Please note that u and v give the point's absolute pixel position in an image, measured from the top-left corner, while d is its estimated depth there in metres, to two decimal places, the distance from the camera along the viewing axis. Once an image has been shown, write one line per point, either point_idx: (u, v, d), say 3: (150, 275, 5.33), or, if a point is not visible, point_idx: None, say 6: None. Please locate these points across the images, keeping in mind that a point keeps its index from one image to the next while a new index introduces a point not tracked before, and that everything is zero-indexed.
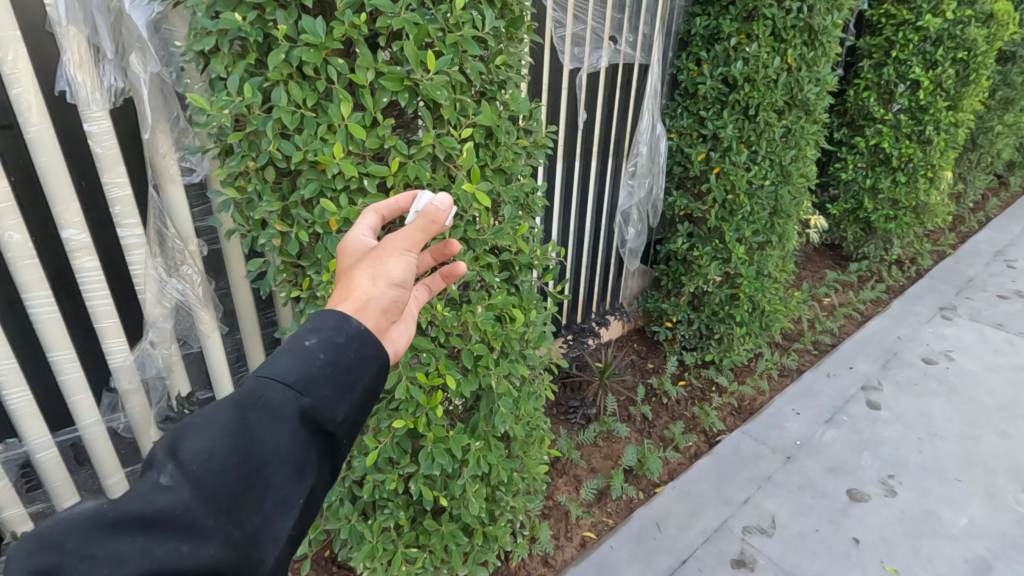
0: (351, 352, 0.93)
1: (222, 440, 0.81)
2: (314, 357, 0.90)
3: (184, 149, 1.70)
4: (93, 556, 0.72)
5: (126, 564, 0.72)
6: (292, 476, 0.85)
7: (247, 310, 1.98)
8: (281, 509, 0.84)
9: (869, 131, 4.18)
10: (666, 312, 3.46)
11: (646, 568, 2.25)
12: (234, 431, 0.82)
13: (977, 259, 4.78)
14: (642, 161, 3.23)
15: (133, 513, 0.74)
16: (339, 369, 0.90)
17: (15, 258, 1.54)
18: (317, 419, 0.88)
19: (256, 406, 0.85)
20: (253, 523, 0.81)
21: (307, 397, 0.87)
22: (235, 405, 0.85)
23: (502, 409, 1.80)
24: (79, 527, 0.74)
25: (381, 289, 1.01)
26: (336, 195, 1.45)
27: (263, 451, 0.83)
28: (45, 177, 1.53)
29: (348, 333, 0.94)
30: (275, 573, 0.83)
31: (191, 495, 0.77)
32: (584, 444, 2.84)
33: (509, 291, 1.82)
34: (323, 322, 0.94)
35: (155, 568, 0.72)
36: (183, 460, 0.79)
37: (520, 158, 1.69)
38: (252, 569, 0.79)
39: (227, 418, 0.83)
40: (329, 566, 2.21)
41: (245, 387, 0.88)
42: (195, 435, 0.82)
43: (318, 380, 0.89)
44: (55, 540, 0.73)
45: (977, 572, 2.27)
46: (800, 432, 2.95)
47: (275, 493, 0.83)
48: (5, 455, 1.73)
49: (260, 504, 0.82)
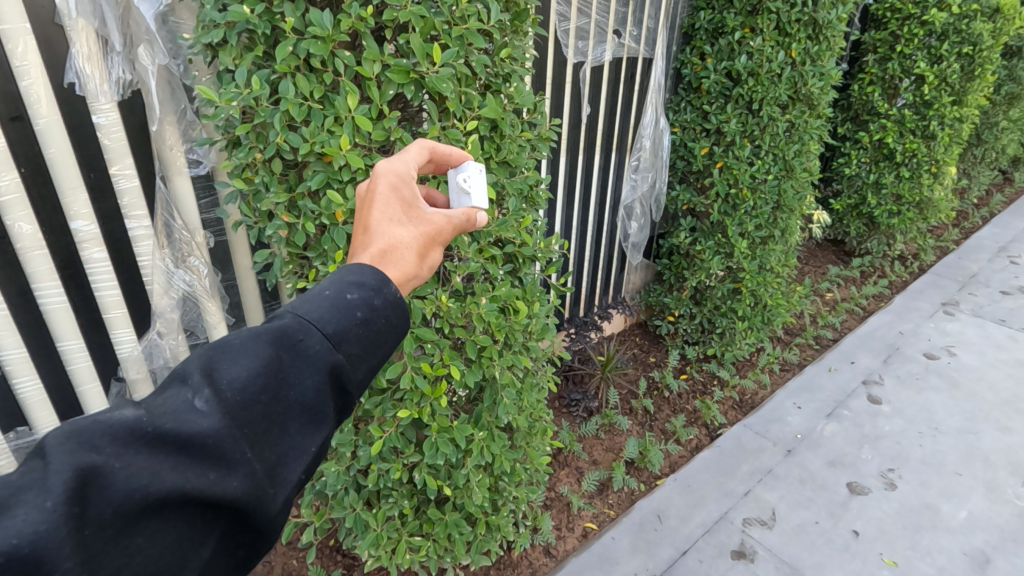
0: (384, 317, 0.93)
1: (257, 375, 0.81)
2: (353, 314, 0.89)
3: (191, 141, 1.73)
4: (131, 463, 0.70)
5: (159, 479, 0.71)
6: (312, 424, 0.85)
7: (253, 302, 2.03)
8: (298, 453, 0.84)
9: (873, 125, 4.17)
10: (668, 306, 3.48)
11: (647, 559, 2.27)
12: (269, 369, 0.82)
13: (980, 255, 4.77)
14: (645, 155, 3.24)
15: (169, 431, 0.73)
16: (371, 332, 0.91)
17: (25, 248, 1.56)
18: (343, 376, 0.88)
19: (292, 349, 0.84)
20: (272, 461, 0.81)
21: (339, 352, 0.87)
22: (273, 341, 0.84)
23: (505, 400, 1.82)
24: (117, 433, 0.72)
25: (421, 269, 1.10)
26: (342, 186, 1.47)
27: (291, 395, 0.83)
28: (55, 168, 1.55)
29: (385, 298, 0.94)
30: (281, 512, 0.83)
31: (223, 425, 0.77)
32: (586, 436, 2.87)
33: (513, 283, 1.84)
34: (368, 280, 0.95)
35: (183, 489, 0.72)
36: (217, 389, 0.79)
37: (525, 151, 1.70)
38: (265, 506, 0.80)
39: (263, 354, 0.82)
40: (334, 555, 2.24)
41: (284, 323, 0.86)
42: (231, 364, 0.81)
43: (353, 338, 0.88)
44: (94, 441, 0.70)
45: (976, 564, 2.29)
46: (801, 426, 2.97)
47: (296, 438, 0.83)
48: (14, 443, 1.75)
49: (280, 445, 0.82)
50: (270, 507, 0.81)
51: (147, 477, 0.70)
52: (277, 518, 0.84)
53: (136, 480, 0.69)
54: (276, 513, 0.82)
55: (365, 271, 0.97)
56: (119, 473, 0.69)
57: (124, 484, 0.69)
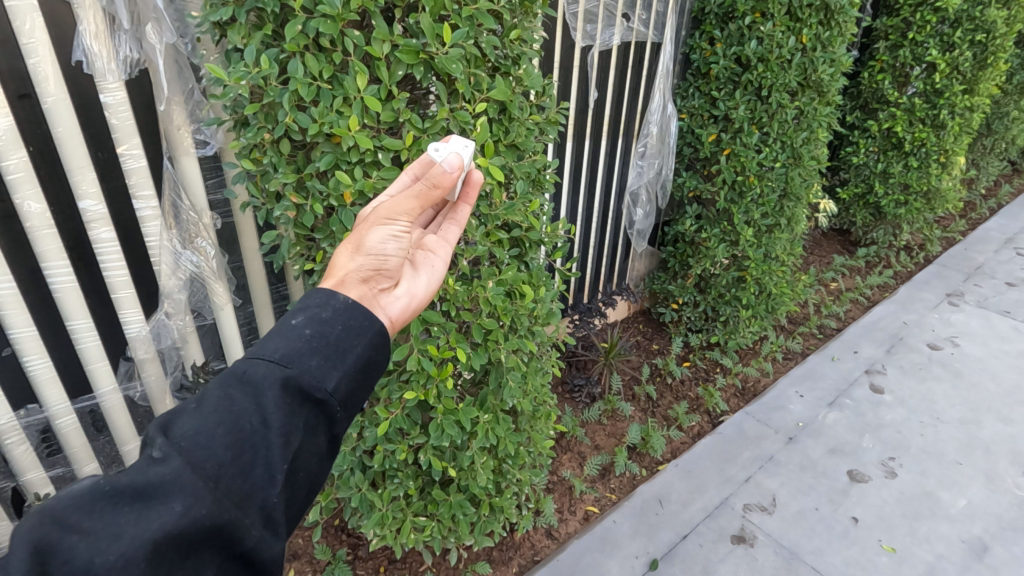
0: (338, 324, 1.00)
1: (209, 413, 0.88)
2: (300, 332, 0.97)
3: (198, 121, 1.71)
4: (90, 530, 0.76)
5: (121, 536, 0.76)
6: (279, 441, 0.88)
7: (260, 283, 2.02)
8: (270, 474, 0.87)
9: (882, 114, 4.12)
10: (672, 294, 3.51)
11: (647, 543, 2.30)
12: (220, 405, 0.89)
13: (987, 246, 4.76)
14: (652, 142, 3.22)
15: (125, 487, 0.80)
16: (325, 342, 0.97)
17: (34, 227, 1.57)
18: (304, 388, 0.93)
19: (241, 380, 0.92)
20: (243, 486, 0.85)
21: (292, 368, 0.93)
22: (222, 382, 0.92)
23: (511, 383, 1.84)
24: (77, 503, 0.78)
25: (367, 260, 1.13)
26: (350, 168, 1.46)
27: (249, 420, 0.88)
28: (63, 148, 1.55)
29: (333, 309, 1.02)
30: (265, 537, 0.86)
31: (180, 466, 0.83)
32: (589, 422, 2.90)
33: (520, 268, 1.85)
34: (312, 301, 1.03)
35: (147, 537, 0.77)
36: (172, 437, 0.86)
37: (533, 134, 1.70)
38: (243, 532, 0.83)
39: (215, 394, 0.90)
40: (339, 534, 2.27)
41: (234, 365, 0.95)
42: (184, 416, 0.89)
43: (303, 353, 0.95)
44: (58, 516, 0.77)
45: (973, 552, 2.31)
46: (802, 414, 2.99)
47: (265, 459, 0.87)
48: (25, 420, 1.78)
49: (249, 470, 0.86)
50: (248, 531, 0.84)
51: (107, 541, 0.75)
52: (264, 541, 0.86)
53: (96, 545, 0.75)
54: (259, 537, 0.85)
55: (312, 294, 1.04)
56: (78, 544, 0.75)
57: (84, 550, 0.74)
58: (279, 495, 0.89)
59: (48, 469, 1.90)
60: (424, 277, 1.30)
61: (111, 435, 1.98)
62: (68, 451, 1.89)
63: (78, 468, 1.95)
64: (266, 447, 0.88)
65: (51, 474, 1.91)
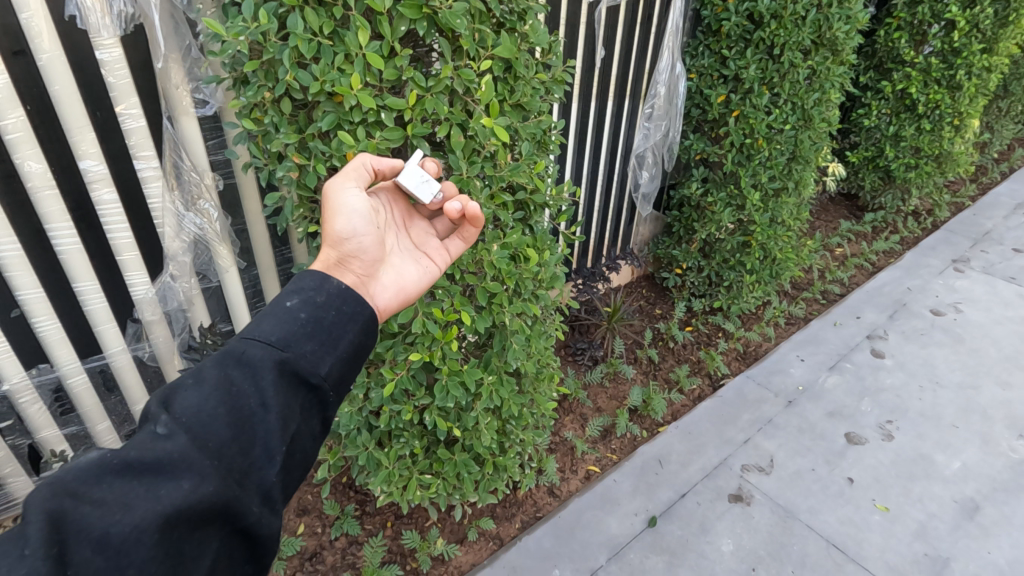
0: (331, 309, 1.05)
1: (210, 394, 0.90)
2: (296, 316, 1.01)
3: (197, 79, 1.67)
4: (101, 501, 0.77)
5: (132, 508, 0.77)
6: (278, 423, 0.92)
7: (263, 246, 2.01)
8: (268, 455, 0.91)
9: (896, 74, 4.00)
10: (676, 259, 3.48)
11: (647, 501, 2.36)
12: (221, 385, 0.91)
13: (996, 211, 4.70)
14: (659, 103, 3.12)
15: (134, 461, 0.81)
16: (320, 327, 1.01)
17: (35, 188, 1.56)
18: (300, 373, 0.97)
19: (240, 361, 0.94)
20: (244, 463, 0.88)
21: (289, 352, 0.96)
22: (219, 362, 0.94)
23: (514, 345, 1.85)
24: (86, 475, 0.79)
25: (343, 252, 1.22)
26: (353, 128, 1.44)
27: (250, 401, 0.91)
28: (61, 108, 1.52)
29: (327, 293, 1.07)
30: (263, 516, 0.89)
31: (185, 444, 0.84)
32: (591, 384, 2.94)
33: (524, 231, 1.83)
34: (305, 284, 1.07)
35: (158, 510, 0.78)
36: (174, 414, 0.87)
37: (539, 93, 1.65)
38: (246, 508, 0.86)
39: (214, 375, 0.92)
40: (347, 491, 2.34)
41: (229, 346, 0.97)
42: (184, 393, 0.90)
43: (300, 336, 0.99)
44: (67, 489, 0.77)
45: (965, 511, 2.37)
46: (803, 378, 3.02)
47: (264, 440, 0.90)
48: (37, 379, 1.81)
49: (249, 450, 0.89)
50: (251, 508, 0.87)
51: (119, 512, 0.76)
52: (264, 518, 0.89)
53: (109, 516, 0.76)
54: (260, 516, 0.88)
55: (305, 278, 1.09)
56: (90, 514, 0.76)
57: (97, 520, 0.75)
58: (276, 475, 0.92)
59: (62, 427, 1.95)
60: (414, 269, 1.39)
61: (122, 395, 2.01)
62: (80, 410, 1.92)
63: (91, 427, 1.99)
64: (266, 429, 0.90)
65: (65, 432, 1.96)
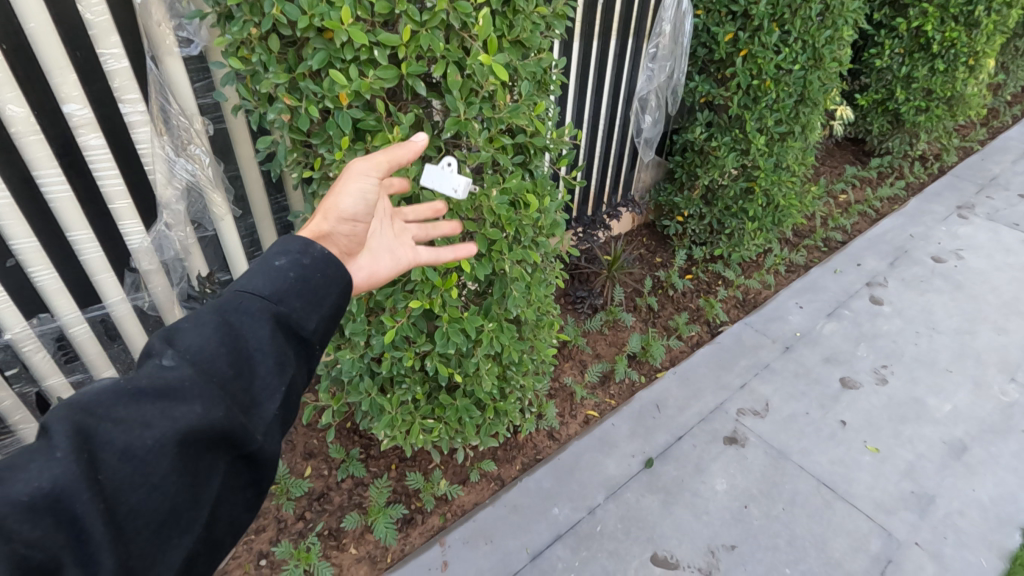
0: (318, 272, 1.02)
1: (211, 332, 0.90)
2: (284, 275, 0.99)
3: (179, 15, 1.59)
4: (120, 419, 0.79)
5: (150, 426, 0.79)
6: (276, 365, 0.93)
7: (258, 192, 1.98)
8: (269, 392, 0.92)
9: (912, 10, 3.82)
10: (677, 206, 3.44)
11: (644, 444, 2.42)
12: (220, 327, 0.91)
13: (1004, 156, 4.61)
14: (664, 42, 2.97)
15: (146, 386, 0.82)
16: (308, 286, 1.00)
17: (20, 133, 1.51)
18: (293, 325, 0.97)
19: (236, 309, 0.94)
20: (246, 399, 0.89)
21: (282, 306, 0.96)
22: (217, 309, 0.94)
23: (514, 292, 1.84)
24: (100, 396, 0.80)
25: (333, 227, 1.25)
26: (345, 67, 1.38)
27: (250, 344, 0.92)
28: (38, 47, 1.45)
29: (312, 255, 1.04)
30: (263, 450, 0.91)
31: (193, 373, 0.85)
32: (590, 331, 2.96)
33: (523, 176, 1.79)
34: (291, 247, 1.04)
35: (173, 431, 0.80)
36: (179, 349, 0.88)
37: (539, 29, 1.57)
38: (252, 438, 0.88)
39: (213, 318, 0.92)
40: (351, 435, 2.40)
41: (223, 297, 0.96)
42: (187, 330, 0.90)
43: (291, 292, 0.98)
44: (85, 407, 0.79)
45: (953, 451, 2.43)
46: (800, 324, 3.04)
47: (264, 380, 0.91)
48: (38, 328, 1.81)
49: (252, 386, 0.90)
50: (256, 438, 0.89)
51: (139, 429, 0.78)
52: (266, 450, 0.91)
53: (129, 433, 0.78)
54: (262, 446, 0.90)
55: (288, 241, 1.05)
56: (110, 431, 0.77)
57: (118, 436, 0.77)
58: (276, 413, 0.93)
59: (68, 375, 1.97)
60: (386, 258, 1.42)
61: (125, 344, 2.02)
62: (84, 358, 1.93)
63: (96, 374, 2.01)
64: (266, 370, 0.92)
65: (71, 379, 1.98)
